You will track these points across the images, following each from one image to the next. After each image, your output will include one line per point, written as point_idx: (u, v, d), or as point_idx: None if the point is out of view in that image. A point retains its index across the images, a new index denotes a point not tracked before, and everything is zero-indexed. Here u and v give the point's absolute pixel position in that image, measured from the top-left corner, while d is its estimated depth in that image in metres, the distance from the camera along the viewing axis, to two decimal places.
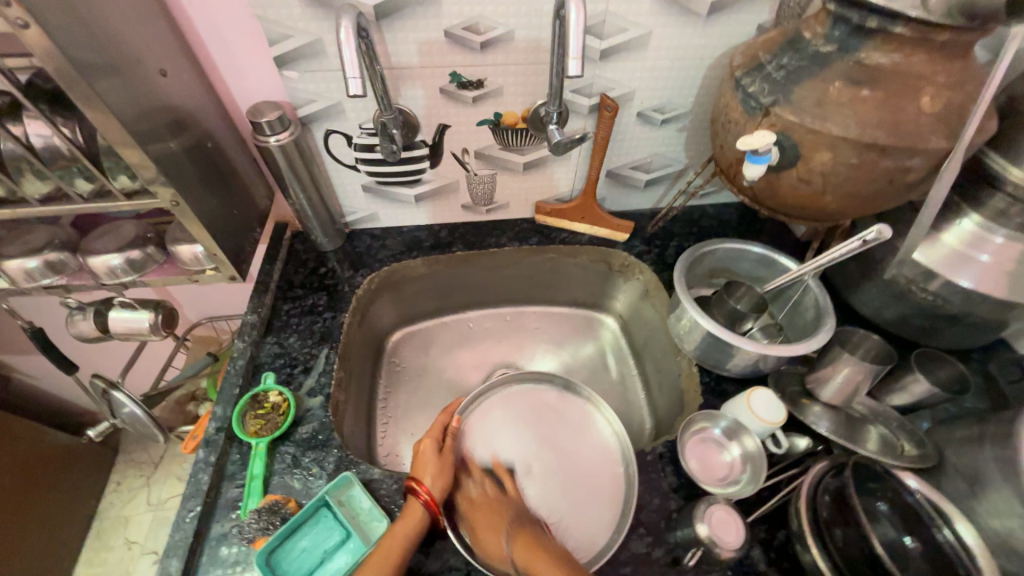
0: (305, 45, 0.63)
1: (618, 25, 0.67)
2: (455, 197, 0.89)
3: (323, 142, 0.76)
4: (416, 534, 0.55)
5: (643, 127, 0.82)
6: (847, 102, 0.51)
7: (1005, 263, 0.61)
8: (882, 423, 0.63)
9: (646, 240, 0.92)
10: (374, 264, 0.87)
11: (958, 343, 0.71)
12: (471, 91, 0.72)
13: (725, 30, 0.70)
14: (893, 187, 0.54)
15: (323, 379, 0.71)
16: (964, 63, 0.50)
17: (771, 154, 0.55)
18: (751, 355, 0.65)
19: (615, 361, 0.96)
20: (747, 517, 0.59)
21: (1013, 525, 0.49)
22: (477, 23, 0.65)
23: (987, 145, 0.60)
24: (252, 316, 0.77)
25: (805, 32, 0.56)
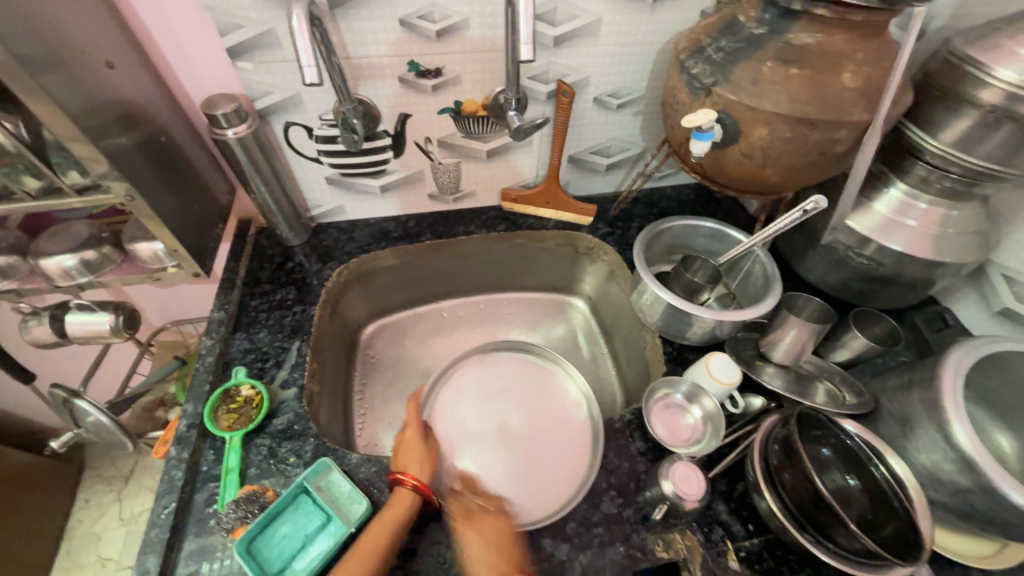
0: (258, 36, 0.63)
1: (570, 12, 0.70)
2: (421, 187, 0.90)
3: (283, 135, 0.75)
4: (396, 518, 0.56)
5: (601, 112, 0.85)
6: (778, 80, 0.55)
7: (928, 227, 0.68)
8: (828, 378, 0.68)
9: (609, 222, 0.96)
10: (342, 257, 0.87)
11: (893, 303, 0.77)
12: (429, 80, 0.73)
13: (672, 16, 0.73)
14: (824, 158, 0.59)
15: (296, 372, 0.72)
16: (880, 42, 0.55)
17: (714, 131, 0.59)
18: (708, 322, 0.70)
19: (586, 341, 1.00)
20: (709, 472, 0.63)
21: (936, 458, 0.55)
22: (431, 12, 0.66)
23: (907, 118, 0.66)
24: (219, 314, 0.76)
25: (740, 15, 0.60)
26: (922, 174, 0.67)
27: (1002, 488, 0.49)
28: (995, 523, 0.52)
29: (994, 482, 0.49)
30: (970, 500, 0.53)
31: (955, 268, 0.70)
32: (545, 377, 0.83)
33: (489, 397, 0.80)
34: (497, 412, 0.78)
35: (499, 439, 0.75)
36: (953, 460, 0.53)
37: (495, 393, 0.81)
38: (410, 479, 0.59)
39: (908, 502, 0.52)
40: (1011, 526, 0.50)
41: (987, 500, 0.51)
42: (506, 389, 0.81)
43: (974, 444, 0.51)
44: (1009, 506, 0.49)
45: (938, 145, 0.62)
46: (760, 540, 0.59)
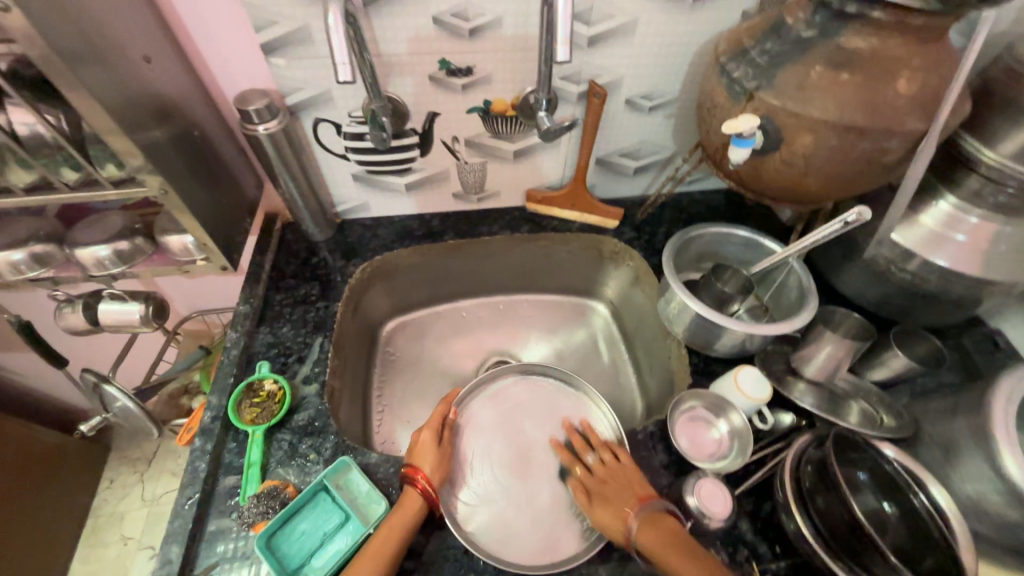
0: (291, 32, 0.63)
1: (605, 11, 0.68)
2: (446, 186, 0.89)
3: (312, 131, 0.75)
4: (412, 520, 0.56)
5: (632, 114, 0.83)
6: (826, 86, 0.52)
7: (979, 243, 0.64)
8: (863, 397, 0.65)
9: (635, 227, 0.94)
10: (366, 254, 0.87)
11: (935, 320, 0.74)
12: (459, 79, 0.72)
13: (712, 16, 0.70)
14: (871, 168, 0.56)
15: (318, 368, 0.72)
16: (939, 46, 0.52)
17: (754, 138, 0.57)
18: (738, 334, 0.67)
19: (607, 347, 0.98)
20: (735, 489, 0.61)
21: (982, 488, 0.52)
22: (465, 9, 0.65)
23: (961, 128, 0.62)
24: (244, 307, 0.77)
25: (787, 17, 0.57)
26: (975, 187, 0.63)
27: None
28: None
29: None
30: (1018, 536, 0.50)
31: (1005, 287, 0.66)
32: (574, 405, 0.74)
33: (506, 428, 0.72)
34: (523, 436, 0.72)
35: (519, 467, 0.69)
36: (1002, 493, 0.50)
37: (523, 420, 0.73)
38: (419, 479, 0.58)
39: (949, 535, 0.50)
40: None
41: None
42: (540, 414, 0.74)
43: None
44: None
45: (997, 157, 0.59)
46: (785, 562, 0.57)
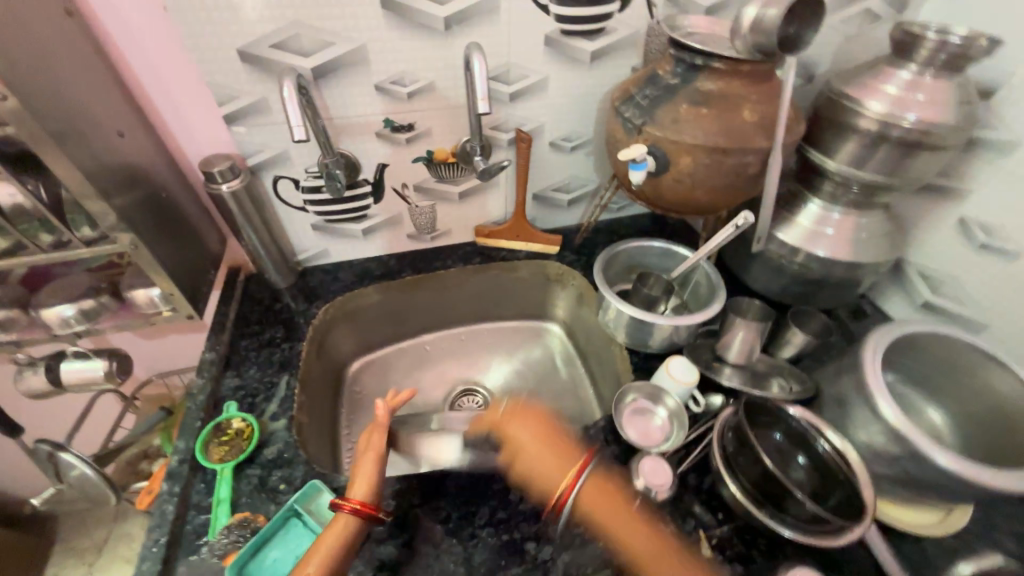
0: (251, 104, 0.72)
1: (520, 73, 0.82)
2: (401, 228, 0.99)
3: (272, 187, 0.84)
4: (345, 545, 0.55)
5: (557, 154, 0.96)
6: (693, 118, 0.66)
7: (844, 233, 0.79)
8: (778, 372, 0.75)
9: (575, 250, 1.05)
10: (328, 296, 0.93)
11: (828, 303, 0.87)
12: (403, 134, 0.83)
13: (608, 72, 0.86)
14: (741, 179, 0.69)
15: (285, 404, 0.75)
16: (770, 85, 0.68)
17: (647, 162, 0.69)
18: (665, 329, 0.77)
19: (564, 363, 1.06)
20: (680, 467, 0.68)
21: (870, 431, 0.61)
22: (403, 77, 0.77)
23: (809, 145, 0.78)
24: (210, 354, 0.80)
25: (659, 70, 0.72)
26: (830, 189, 0.78)
27: (924, 449, 0.56)
28: (927, 485, 0.58)
29: (918, 446, 0.56)
30: (904, 467, 0.59)
31: (872, 267, 0.80)
32: None
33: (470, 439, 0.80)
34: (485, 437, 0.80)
35: None
36: (884, 431, 0.59)
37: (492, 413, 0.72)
38: (351, 503, 0.57)
39: (852, 473, 0.59)
40: (940, 485, 0.56)
41: (916, 464, 0.57)
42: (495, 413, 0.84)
43: (896, 414, 0.58)
44: (934, 466, 0.55)
45: (836, 165, 0.74)
46: (730, 526, 0.63)
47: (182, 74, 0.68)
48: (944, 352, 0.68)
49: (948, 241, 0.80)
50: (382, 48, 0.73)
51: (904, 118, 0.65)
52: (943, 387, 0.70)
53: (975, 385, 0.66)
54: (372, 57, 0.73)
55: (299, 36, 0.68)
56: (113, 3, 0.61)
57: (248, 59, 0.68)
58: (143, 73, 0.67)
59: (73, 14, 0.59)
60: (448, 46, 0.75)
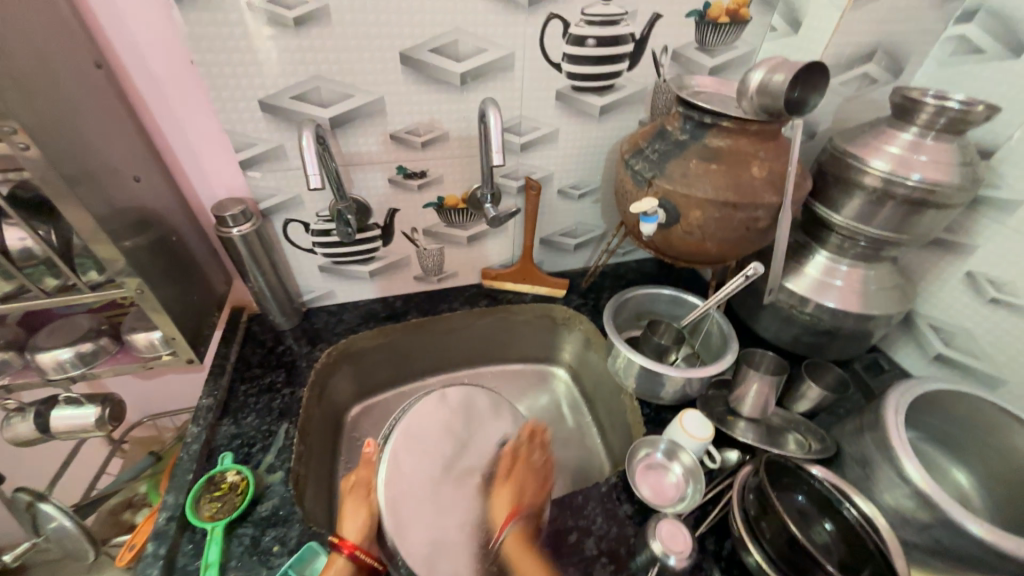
0: (268, 151, 0.74)
1: (531, 125, 0.84)
2: (408, 270, 0.99)
3: (282, 230, 0.84)
4: None
5: (565, 201, 0.98)
6: (703, 173, 0.67)
7: (853, 285, 0.79)
8: (795, 428, 0.73)
9: (581, 294, 1.05)
10: (331, 338, 0.92)
11: (840, 355, 0.86)
12: (415, 180, 0.84)
13: (615, 124, 0.89)
14: (751, 233, 0.70)
15: (283, 455, 0.72)
16: (776, 143, 0.70)
17: (658, 215, 0.70)
18: (677, 380, 0.75)
19: (570, 410, 1.03)
20: (698, 528, 0.65)
21: (896, 496, 0.59)
22: (417, 128, 0.78)
23: (814, 199, 0.80)
24: (207, 400, 0.78)
25: (668, 125, 0.74)
26: (837, 242, 0.79)
27: (958, 519, 0.54)
28: (963, 558, 0.55)
29: (949, 514, 0.54)
30: (935, 536, 0.56)
31: (883, 320, 0.79)
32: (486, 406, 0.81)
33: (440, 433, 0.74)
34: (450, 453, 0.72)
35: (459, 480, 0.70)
36: (913, 497, 0.58)
37: (477, 415, 0.78)
38: (349, 546, 0.56)
39: (882, 543, 0.55)
40: (976, 558, 0.54)
41: (949, 534, 0.55)
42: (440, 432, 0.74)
43: (924, 477, 0.57)
44: (967, 537, 0.53)
45: (843, 219, 0.75)
46: None
47: (202, 122, 0.70)
48: (965, 411, 0.66)
49: (956, 294, 0.81)
50: (399, 100, 0.75)
51: (908, 177, 0.66)
52: (968, 448, 0.68)
53: (1002, 448, 0.64)
54: (389, 109, 0.75)
55: (319, 88, 0.70)
56: (143, 58, 0.63)
57: (270, 110, 0.70)
58: (165, 120, 0.68)
59: (102, 66, 0.61)
60: (462, 100, 0.78)
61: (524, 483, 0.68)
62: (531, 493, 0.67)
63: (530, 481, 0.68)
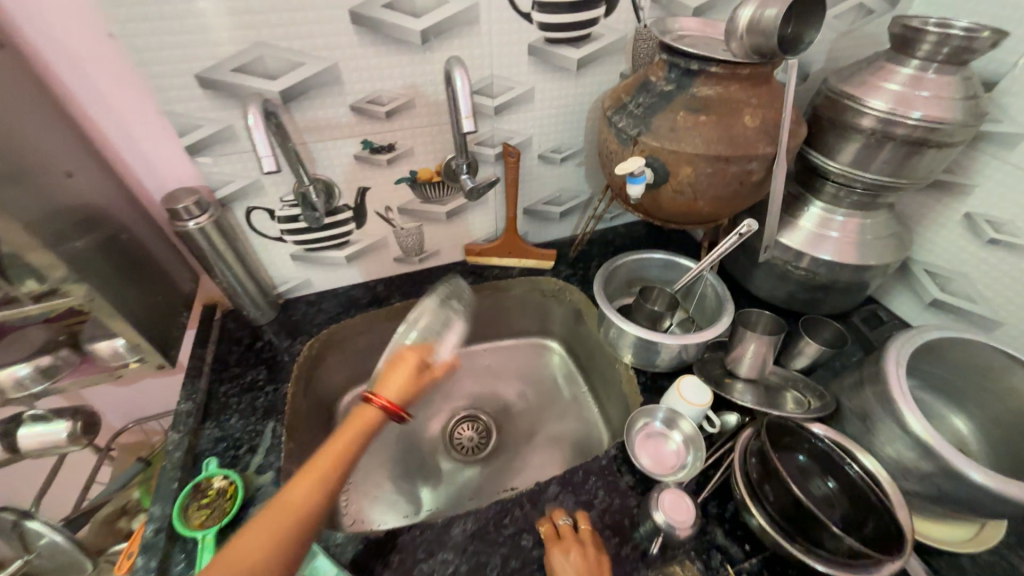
0: (215, 132, 0.67)
1: (504, 85, 0.77)
2: (387, 252, 0.94)
3: (244, 219, 0.78)
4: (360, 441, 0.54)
5: (546, 166, 0.92)
6: (692, 126, 0.62)
7: (850, 236, 0.76)
8: (793, 386, 0.72)
9: (570, 264, 1.01)
10: (312, 329, 0.88)
11: (835, 308, 0.84)
12: (384, 155, 0.78)
13: (595, 79, 0.82)
14: (745, 188, 0.66)
15: (271, 455, 0.69)
16: (768, 87, 0.65)
17: (646, 175, 0.65)
18: (673, 348, 0.73)
19: (566, 383, 1.02)
20: (699, 495, 0.64)
21: (898, 448, 0.58)
22: (379, 96, 0.71)
23: (808, 147, 0.75)
24: (185, 404, 0.75)
25: (651, 76, 0.68)
26: (831, 191, 0.75)
27: (961, 468, 0.53)
28: (965, 504, 0.55)
29: (952, 464, 0.53)
30: (938, 485, 0.56)
31: (879, 270, 0.77)
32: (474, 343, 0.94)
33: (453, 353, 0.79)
34: None
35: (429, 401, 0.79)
36: (915, 449, 0.57)
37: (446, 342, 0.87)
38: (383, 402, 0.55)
39: (885, 497, 0.55)
40: (978, 504, 0.53)
41: (951, 483, 0.54)
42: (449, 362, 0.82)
43: (926, 429, 0.56)
44: (971, 485, 0.52)
45: (839, 166, 0.71)
46: (758, 559, 0.59)
47: (136, 105, 0.62)
48: (966, 358, 0.65)
49: (953, 238, 0.78)
50: (355, 66, 0.67)
51: (909, 116, 0.62)
52: (966, 393, 0.67)
53: (1001, 391, 0.64)
54: (345, 76, 0.68)
55: (263, 57, 0.63)
56: (56, 34, 0.55)
57: (209, 85, 0.63)
58: (96, 107, 0.61)
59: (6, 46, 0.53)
60: (426, 61, 0.70)
61: (584, 567, 0.55)
62: (606, 573, 0.56)
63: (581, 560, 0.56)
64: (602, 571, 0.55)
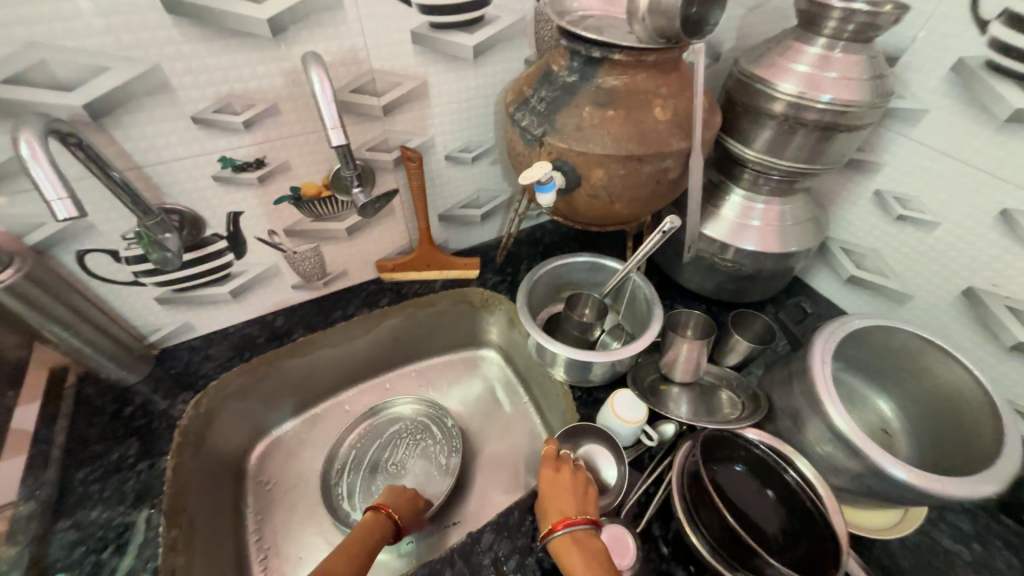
0: (1, 164, 0.51)
1: (390, 81, 0.66)
2: (282, 280, 0.81)
3: (79, 266, 0.63)
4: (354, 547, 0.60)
5: (457, 168, 0.83)
6: (599, 123, 0.55)
7: (771, 223, 0.73)
8: (727, 385, 0.69)
9: (497, 271, 0.94)
10: (198, 382, 0.75)
11: (764, 294, 0.83)
12: (252, 172, 0.65)
13: (497, 68, 0.73)
14: (662, 186, 0.61)
15: (146, 553, 0.58)
16: (678, 74, 0.59)
17: (555, 180, 0.58)
18: (604, 364, 0.67)
19: (507, 395, 0.94)
20: (641, 519, 0.60)
21: (828, 448, 0.57)
22: (230, 103, 0.58)
23: (725, 133, 0.71)
24: (30, 503, 0.61)
25: (553, 65, 0.60)
26: (750, 179, 0.72)
27: (884, 466, 0.52)
28: (893, 498, 0.54)
29: (878, 464, 0.52)
30: (866, 483, 0.55)
31: (801, 255, 0.76)
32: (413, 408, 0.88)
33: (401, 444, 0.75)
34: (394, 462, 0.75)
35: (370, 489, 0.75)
36: (843, 450, 0.55)
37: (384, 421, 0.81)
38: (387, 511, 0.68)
39: (820, 503, 0.54)
40: (904, 498, 0.53)
41: (878, 480, 0.53)
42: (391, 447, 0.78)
43: (853, 428, 0.54)
44: (896, 483, 0.52)
45: (755, 154, 0.67)
46: None
47: None
48: (885, 342, 0.65)
49: (867, 216, 0.78)
50: (187, 68, 0.54)
51: (818, 99, 0.59)
52: (887, 373, 0.68)
53: (919, 371, 0.64)
54: (176, 82, 0.54)
55: (46, 63, 0.48)
56: None
57: None
58: None
59: None
60: (284, 57, 0.58)
61: (552, 491, 0.56)
62: (585, 501, 0.55)
63: (560, 487, 0.57)
64: (574, 500, 0.55)
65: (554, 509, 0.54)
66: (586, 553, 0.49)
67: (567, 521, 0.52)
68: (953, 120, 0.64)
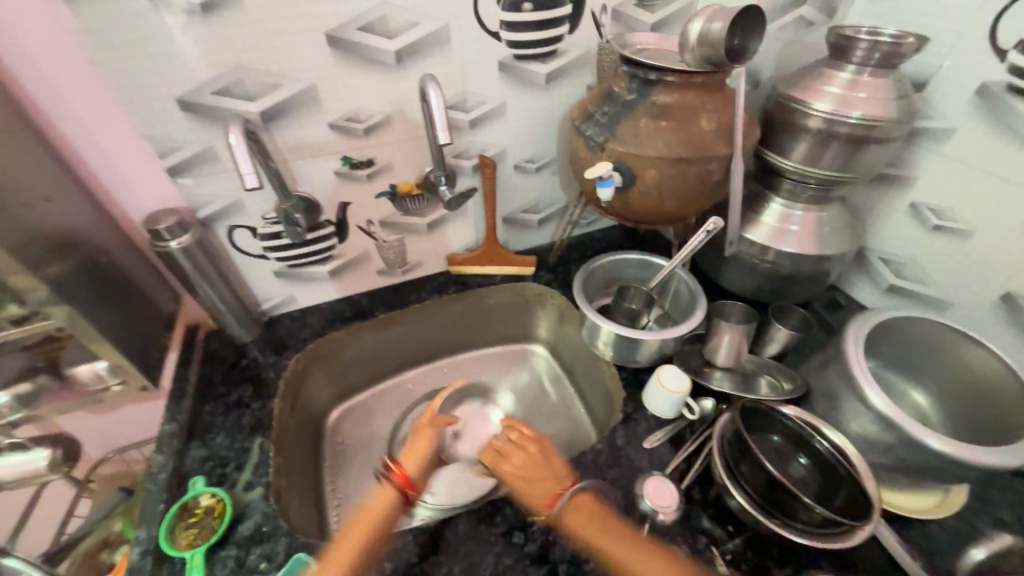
0: (196, 153, 0.69)
1: (477, 100, 0.81)
2: (370, 265, 0.95)
3: (228, 238, 0.79)
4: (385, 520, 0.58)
5: (522, 176, 0.96)
6: (653, 131, 0.66)
7: (808, 228, 0.81)
8: (767, 371, 0.75)
9: (550, 269, 1.04)
10: (298, 344, 0.88)
11: (803, 297, 0.89)
12: (364, 170, 0.80)
13: (563, 91, 0.87)
14: (706, 186, 0.70)
15: (260, 471, 0.69)
16: (722, 93, 0.70)
17: (614, 178, 0.69)
18: (652, 343, 0.76)
19: (553, 385, 1.03)
20: (682, 481, 0.66)
21: (863, 424, 0.62)
22: (357, 114, 0.74)
23: (763, 147, 0.80)
24: (169, 426, 0.74)
25: (614, 87, 0.73)
26: (789, 187, 0.80)
27: (918, 436, 0.57)
28: (927, 471, 0.58)
29: (912, 434, 0.57)
30: (901, 456, 0.59)
31: (838, 259, 0.82)
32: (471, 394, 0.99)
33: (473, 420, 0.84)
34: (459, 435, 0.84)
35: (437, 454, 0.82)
36: (878, 423, 0.60)
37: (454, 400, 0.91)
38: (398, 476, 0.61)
39: (852, 467, 0.60)
40: (938, 469, 0.57)
41: (912, 451, 0.58)
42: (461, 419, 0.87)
43: (885, 402, 0.59)
44: (928, 452, 0.56)
45: (793, 164, 0.76)
46: (741, 539, 0.61)
47: (117, 128, 0.63)
48: (921, 335, 0.69)
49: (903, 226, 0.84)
50: (332, 85, 0.70)
51: (849, 115, 0.68)
52: (923, 368, 0.72)
53: (952, 364, 0.68)
54: (323, 96, 0.71)
55: (241, 80, 0.65)
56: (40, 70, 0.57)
57: (188, 108, 0.65)
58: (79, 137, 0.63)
59: None
60: (402, 80, 0.74)
61: (535, 473, 0.63)
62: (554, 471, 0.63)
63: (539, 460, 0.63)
64: (551, 470, 0.63)
65: (541, 490, 0.61)
66: (597, 515, 0.58)
67: (562, 493, 0.60)
68: (980, 137, 0.71)
